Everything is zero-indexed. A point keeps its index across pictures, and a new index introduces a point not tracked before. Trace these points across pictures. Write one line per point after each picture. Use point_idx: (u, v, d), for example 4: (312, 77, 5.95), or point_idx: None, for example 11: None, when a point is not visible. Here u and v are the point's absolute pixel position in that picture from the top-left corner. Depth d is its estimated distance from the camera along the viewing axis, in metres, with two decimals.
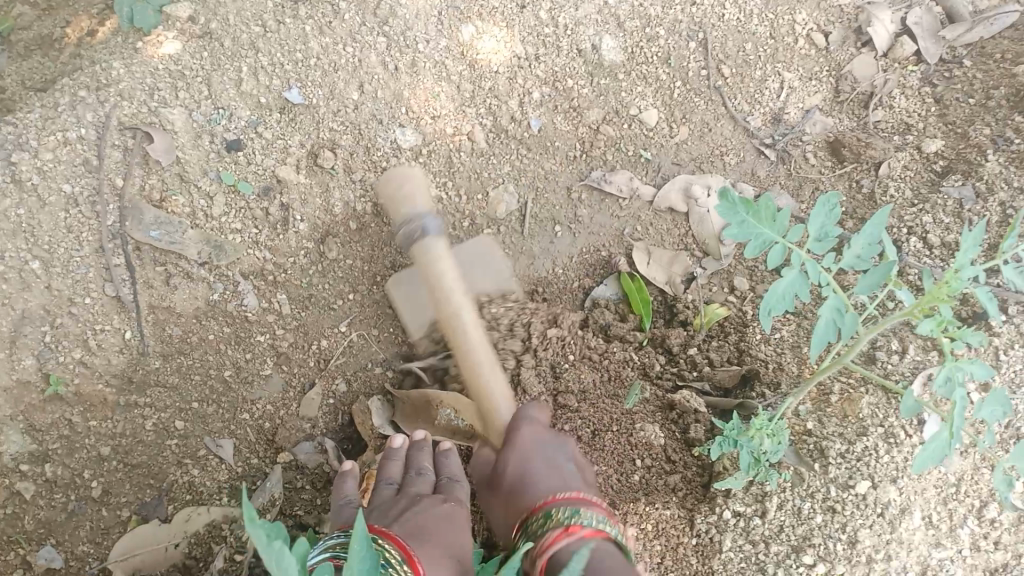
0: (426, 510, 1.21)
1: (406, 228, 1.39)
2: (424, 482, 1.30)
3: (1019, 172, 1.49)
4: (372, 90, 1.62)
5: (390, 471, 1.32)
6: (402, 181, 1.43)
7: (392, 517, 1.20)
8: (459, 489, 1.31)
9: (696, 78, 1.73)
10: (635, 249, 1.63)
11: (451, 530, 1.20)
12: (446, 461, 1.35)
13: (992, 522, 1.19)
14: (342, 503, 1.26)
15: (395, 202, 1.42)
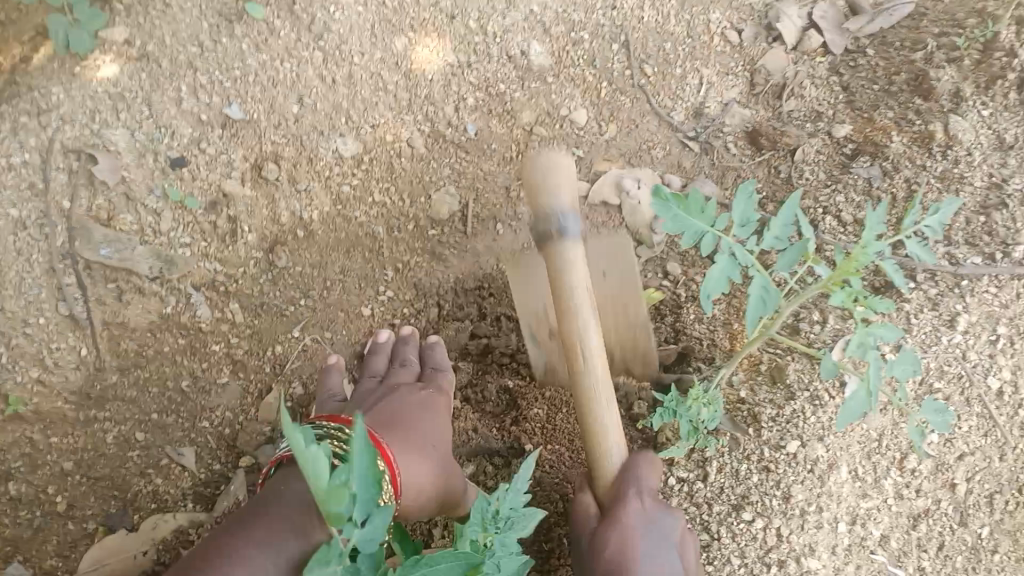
0: (402, 399, 1.45)
1: (542, 221, 1.22)
2: (407, 373, 1.53)
3: (921, 151, 1.63)
4: (312, 103, 1.67)
5: (376, 365, 1.56)
6: (556, 173, 1.22)
7: (371, 407, 1.44)
8: (442, 377, 1.54)
9: (622, 79, 1.83)
10: None
11: (423, 412, 1.42)
12: (432, 352, 1.58)
13: (913, 471, 1.29)
14: (328, 398, 1.51)
15: (535, 188, 1.22)
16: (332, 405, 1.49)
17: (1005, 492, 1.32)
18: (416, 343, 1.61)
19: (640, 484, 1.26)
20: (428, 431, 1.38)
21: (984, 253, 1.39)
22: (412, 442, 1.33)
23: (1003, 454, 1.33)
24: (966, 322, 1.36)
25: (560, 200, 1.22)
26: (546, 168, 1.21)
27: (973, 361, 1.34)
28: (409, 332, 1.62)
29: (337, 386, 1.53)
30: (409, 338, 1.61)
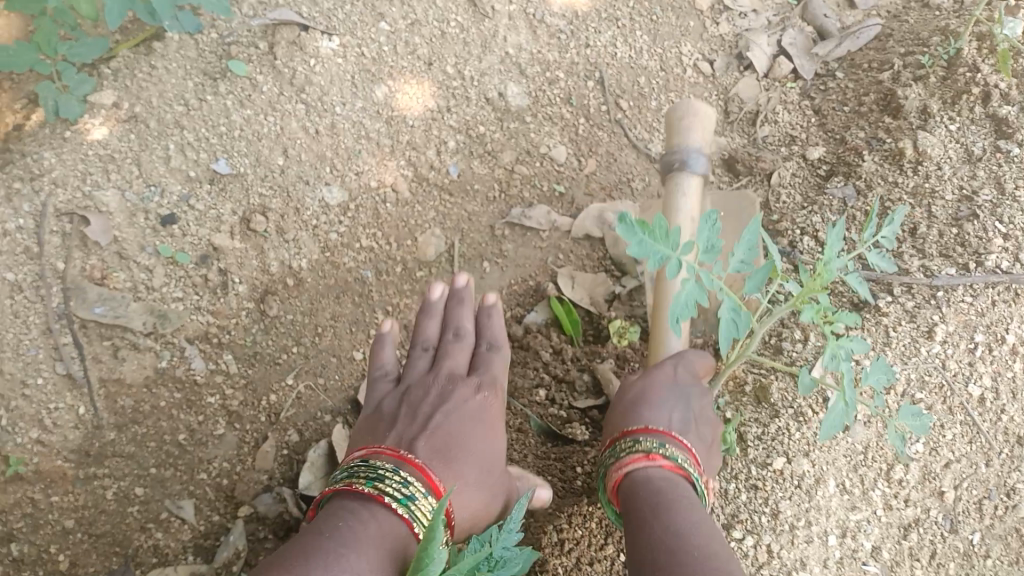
0: (460, 401, 1.40)
1: (671, 156, 1.42)
2: (460, 348, 1.50)
3: (893, 168, 1.64)
4: (296, 154, 1.72)
5: (428, 335, 1.53)
6: (695, 110, 1.41)
7: (427, 407, 1.39)
8: (497, 357, 1.50)
9: (598, 113, 1.89)
10: (560, 276, 1.74)
11: (481, 417, 1.39)
12: (489, 323, 1.54)
13: (900, 482, 1.31)
14: (379, 376, 1.48)
15: (673, 129, 1.42)
16: (385, 387, 1.46)
17: (994, 498, 1.33)
18: (470, 304, 1.56)
19: (678, 361, 1.35)
20: (488, 436, 1.37)
21: (957, 264, 1.44)
22: (473, 457, 1.32)
23: (987, 460, 1.34)
24: (943, 332, 1.39)
25: (691, 139, 1.41)
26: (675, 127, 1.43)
27: (954, 371, 1.37)
28: (463, 286, 1.56)
29: (390, 358, 1.50)
30: (463, 289, 1.56)
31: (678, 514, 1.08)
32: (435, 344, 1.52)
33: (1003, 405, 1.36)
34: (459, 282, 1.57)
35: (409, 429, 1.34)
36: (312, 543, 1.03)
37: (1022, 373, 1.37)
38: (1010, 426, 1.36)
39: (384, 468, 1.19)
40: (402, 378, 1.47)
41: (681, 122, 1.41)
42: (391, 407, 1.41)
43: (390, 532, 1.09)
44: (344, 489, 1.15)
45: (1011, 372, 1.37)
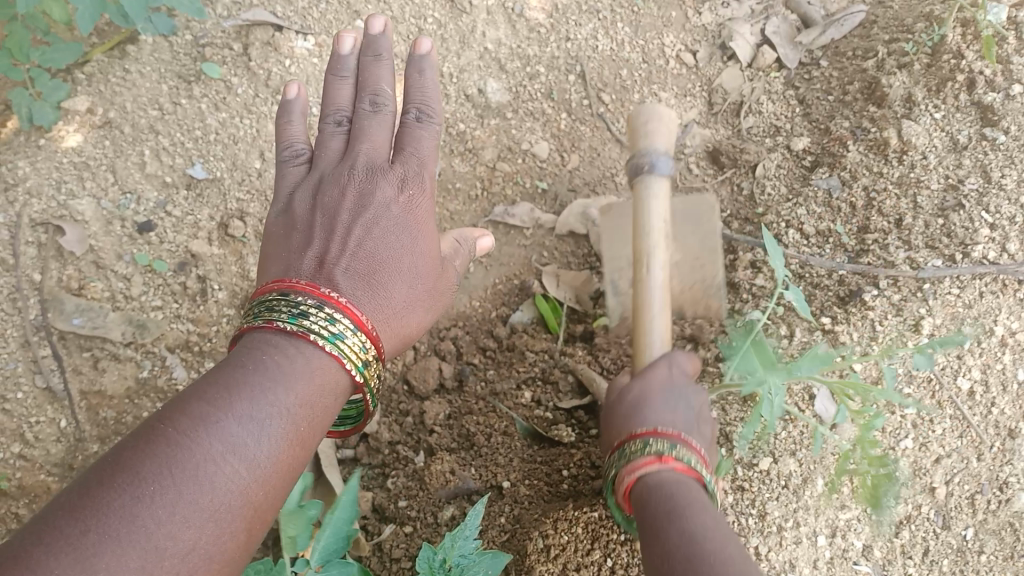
0: (382, 198, 1.24)
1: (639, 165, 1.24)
2: (380, 123, 1.32)
3: (878, 158, 1.62)
4: (273, 157, 1.69)
5: (342, 104, 1.35)
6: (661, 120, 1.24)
7: (345, 204, 1.23)
8: (425, 133, 1.33)
9: (579, 108, 1.86)
10: (545, 274, 1.72)
11: (406, 215, 1.24)
12: (416, 82, 1.35)
13: (890, 479, 1.29)
14: (292, 161, 1.32)
15: (636, 133, 1.25)
16: (298, 173, 1.32)
17: (986, 492, 1.32)
18: (389, 61, 1.37)
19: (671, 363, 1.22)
20: (416, 240, 1.22)
21: (945, 255, 1.42)
22: (400, 272, 1.19)
23: (979, 454, 1.33)
24: (931, 325, 1.36)
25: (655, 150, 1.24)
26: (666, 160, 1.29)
27: (942, 365, 1.34)
28: (379, 35, 1.36)
29: (300, 136, 1.35)
30: (379, 40, 1.37)
31: (697, 518, 0.98)
32: (350, 116, 1.35)
33: (993, 396, 1.34)
34: (376, 27, 1.36)
35: (328, 242, 1.17)
36: (230, 378, 0.92)
37: (1012, 365, 1.35)
38: (1001, 419, 1.34)
39: (306, 304, 1.01)
40: (315, 160, 1.32)
41: (642, 124, 1.24)
42: (305, 206, 1.25)
43: (320, 371, 0.97)
44: (263, 326, 0.99)
45: (1001, 364, 1.35)
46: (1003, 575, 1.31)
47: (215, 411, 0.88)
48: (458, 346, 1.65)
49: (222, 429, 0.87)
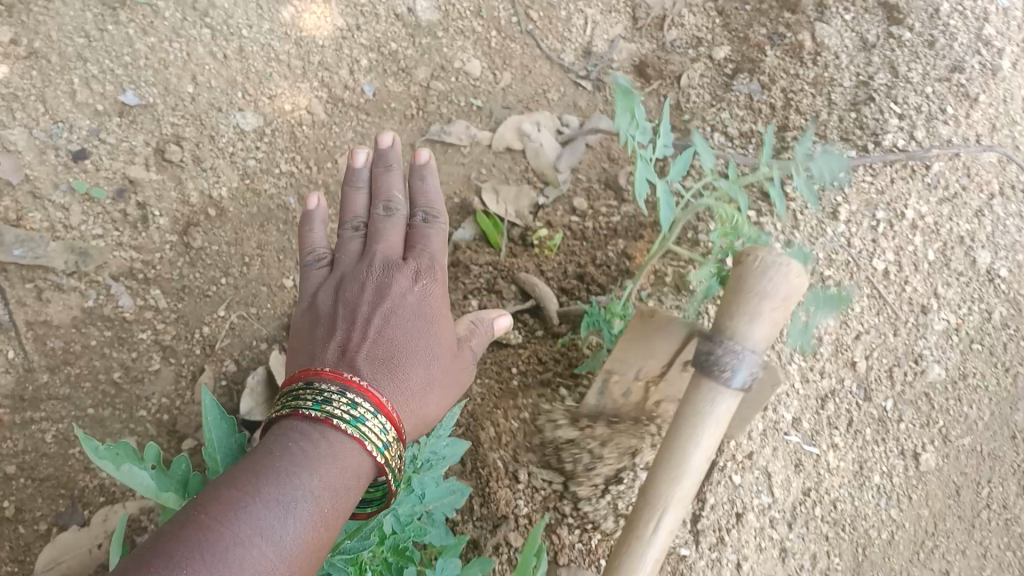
0: (401, 290, 1.17)
1: (724, 347, 0.95)
2: (394, 223, 1.29)
3: (795, 61, 1.72)
4: (206, 81, 1.68)
5: (356, 210, 1.32)
6: (781, 295, 0.93)
7: (363, 298, 1.16)
8: (435, 231, 1.30)
9: (509, 25, 1.91)
10: (483, 190, 1.75)
11: (425, 310, 1.17)
12: (425, 183, 1.33)
13: (815, 355, 1.39)
14: (311, 263, 1.28)
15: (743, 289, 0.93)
16: (320, 275, 1.26)
17: (903, 365, 1.42)
18: (399, 168, 1.35)
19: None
20: (435, 329, 1.16)
21: (857, 146, 1.53)
22: (418, 355, 1.11)
23: (895, 329, 1.43)
24: (847, 213, 1.47)
25: (756, 332, 0.95)
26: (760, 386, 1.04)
27: (858, 248, 1.45)
28: (390, 145, 1.34)
29: (320, 241, 1.31)
30: (390, 152, 1.35)
31: None
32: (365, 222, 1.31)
33: (907, 276, 1.45)
34: (385, 139, 1.34)
35: (348, 335, 1.10)
36: (259, 464, 0.87)
37: (922, 246, 1.47)
38: (914, 296, 1.45)
39: (329, 390, 0.95)
40: (335, 264, 1.26)
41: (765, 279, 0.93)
42: (326, 302, 1.18)
43: (345, 457, 0.90)
44: (288, 415, 0.93)
45: (912, 246, 1.47)
46: (920, 441, 1.40)
47: (245, 496, 0.83)
48: None
49: (253, 516, 0.82)
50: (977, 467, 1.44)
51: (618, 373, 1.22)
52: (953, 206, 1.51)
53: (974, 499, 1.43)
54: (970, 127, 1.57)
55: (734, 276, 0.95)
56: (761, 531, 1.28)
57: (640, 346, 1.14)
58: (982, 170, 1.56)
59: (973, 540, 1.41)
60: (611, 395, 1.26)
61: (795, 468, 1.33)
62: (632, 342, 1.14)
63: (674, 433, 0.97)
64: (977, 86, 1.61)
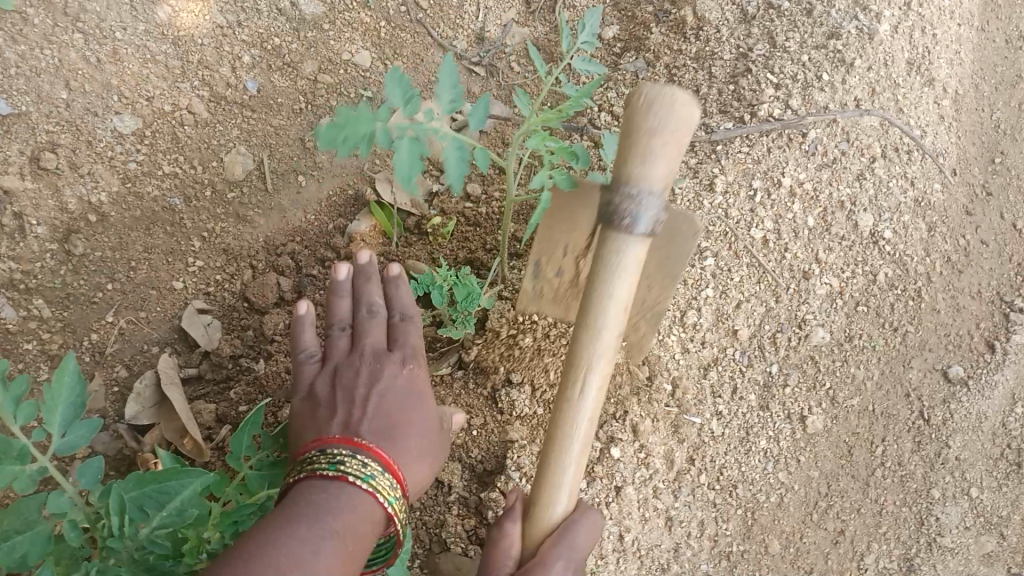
0: (394, 379, 1.23)
1: (622, 193, 1.01)
2: (376, 325, 1.31)
3: (678, 37, 1.75)
4: (80, 86, 1.61)
5: (340, 312, 1.33)
6: (676, 122, 0.97)
7: (358, 390, 1.20)
8: (414, 327, 1.33)
9: (398, 15, 1.88)
10: (378, 181, 1.73)
11: (417, 395, 1.23)
12: (399, 290, 1.35)
13: (693, 325, 1.42)
14: (304, 359, 1.30)
15: (637, 143, 0.99)
16: (313, 370, 1.29)
17: (786, 331, 1.45)
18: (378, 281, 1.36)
19: (572, 549, 1.07)
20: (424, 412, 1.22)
21: (734, 117, 1.57)
22: (412, 430, 1.17)
23: (777, 296, 1.46)
24: (723, 183, 1.51)
25: (654, 172, 1.00)
26: (670, 229, 1.13)
27: (737, 218, 1.49)
28: (367, 261, 1.36)
29: (307, 342, 1.31)
30: (368, 267, 1.36)
31: None
32: (350, 324, 1.33)
33: (786, 243, 1.48)
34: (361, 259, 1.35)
35: (349, 414, 1.16)
36: (287, 511, 0.94)
37: (802, 213, 1.50)
38: (795, 262, 1.47)
39: (341, 453, 1.03)
40: (323, 361, 1.29)
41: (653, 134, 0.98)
42: (323, 395, 1.23)
43: (361, 504, 0.98)
44: (307, 476, 1.00)
45: (791, 214, 1.49)
46: (808, 404, 1.43)
47: (275, 532, 0.91)
48: (299, 247, 1.69)
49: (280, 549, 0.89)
50: (870, 427, 1.45)
51: (548, 259, 1.28)
52: (833, 171, 1.52)
53: (869, 458, 1.44)
54: (847, 92, 1.57)
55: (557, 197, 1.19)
56: (644, 501, 1.33)
57: (567, 221, 1.21)
58: (863, 134, 1.55)
59: (868, 499, 1.43)
60: (546, 277, 1.32)
61: (678, 439, 1.38)
62: (556, 215, 1.21)
63: (590, 296, 1.06)
64: (854, 51, 1.59)
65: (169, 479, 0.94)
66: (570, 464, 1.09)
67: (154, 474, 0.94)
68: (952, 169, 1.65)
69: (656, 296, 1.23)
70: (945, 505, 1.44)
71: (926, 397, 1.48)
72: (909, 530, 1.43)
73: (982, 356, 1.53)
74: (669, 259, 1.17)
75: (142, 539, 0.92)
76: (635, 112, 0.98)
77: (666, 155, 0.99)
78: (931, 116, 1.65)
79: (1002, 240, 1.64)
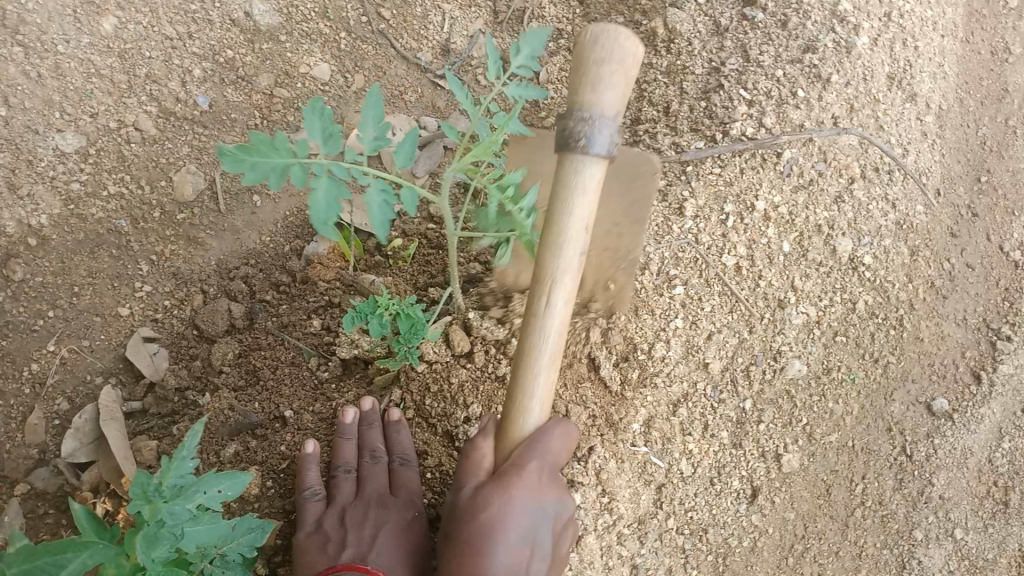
0: (399, 520, 1.31)
1: (574, 117, 0.97)
2: (379, 472, 1.38)
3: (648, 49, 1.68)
4: (19, 102, 1.52)
5: (346, 456, 1.40)
6: (621, 53, 0.95)
7: (367, 532, 1.31)
8: (413, 470, 1.38)
9: (358, 26, 1.79)
10: (337, 201, 1.64)
11: (420, 535, 1.31)
12: (399, 437, 1.40)
13: (664, 357, 1.34)
14: (308, 497, 1.36)
15: (580, 72, 0.96)
16: (317, 509, 1.35)
17: (760, 363, 1.37)
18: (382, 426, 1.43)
19: (545, 460, 1.08)
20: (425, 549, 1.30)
21: (706, 136, 1.50)
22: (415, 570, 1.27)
23: (751, 327, 1.38)
24: (693, 208, 1.43)
25: (606, 100, 0.96)
26: (631, 172, 1.35)
27: (707, 244, 1.41)
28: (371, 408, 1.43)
29: (313, 480, 1.37)
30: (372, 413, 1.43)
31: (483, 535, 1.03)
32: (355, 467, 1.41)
33: (760, 270, 1.40)
34: (366, 405, 1.44)
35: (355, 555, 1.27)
36: None
37: (777, 239, 1.42)
38: (769, 292, 1.40)
39: None
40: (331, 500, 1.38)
41: (597, 61, 0.95)
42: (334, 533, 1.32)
43: None
44: None
45: (766, 240, 1.41)
46: (783, 441, 1.35)
47: None
48: (252, 269, 1.61)
49: None
50: (849, 464, 1.38)
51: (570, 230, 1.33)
52: (809, 194, 1.45)
53: (847, 498, 1.37)
54: (824, 109, 1.50)
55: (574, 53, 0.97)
56: (608, 549, 1.28)
57: None
58: (841, 153, 1.49)
59: (847, 540, 1.36)
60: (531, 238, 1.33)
61: (644, 481, 1.31)
62: None
63: (553, 208, 1.01)
64: (831, 65, 1.53)
65: (63, 550, 0.86)
66: (541, 378, 1.07)
67: (48, 544, 0.85)
68: (936, 190, 1.58)
69: (628, 244, 1.35)
70: (928, 548, 1.37)
71: (908, 431, 1.41)
72: (889, 573, 1.36)
73: (966, 387, 1.46)
74: (630, 208, 1.35)
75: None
76: (579, 44, 0.96)
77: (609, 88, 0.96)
78: (913, 134, 1.58)
79: (988, 264, 1.56)
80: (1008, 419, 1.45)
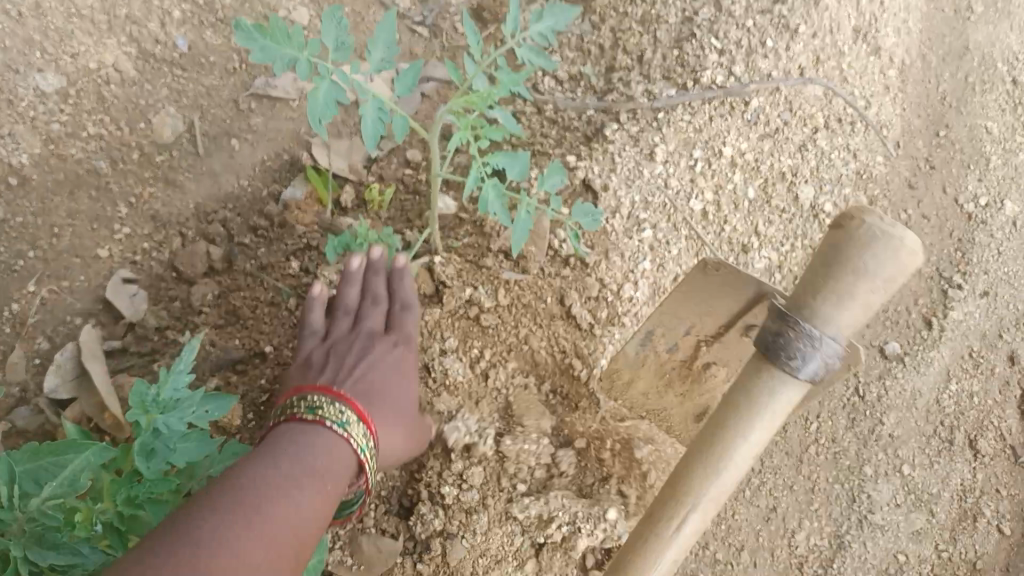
0: (386, 355, 1.36)
1: (800, 332, 0.89)
2: (377, 312, 1.42)
3: None
4: None
5: (348, 298, 1.44)
6: (892, 271, 0.85)
7: (352, 362, 1.35)
8: (411, 319, 1.41)
9: None
10: (314, 146, 1.67)
11: (404, 373, 1.35)
12: (401, 282, 1.42)
13: (631, 300, 1.42)
14: (307, 333, 1.41)
15: (823, 278, 0.88)
16: (313, 346, 1.40)
17: None
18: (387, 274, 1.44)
19: None
20: (407, 388, 1.34)
21: (677, 84, 1.59)
22: (391, 402, 1.30)
23: None
24: (664, 153, 1.52)
25: (843, 317, 0.88)
26: (839, 258, 0.86)
27: (676, 189, 1.50)
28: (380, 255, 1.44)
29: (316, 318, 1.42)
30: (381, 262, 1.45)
31: None
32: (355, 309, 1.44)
33: (725, 216, 1.50)
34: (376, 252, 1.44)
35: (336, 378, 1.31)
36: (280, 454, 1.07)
37: (743, 184, 1.53)
38: (733, 236, 1.50)
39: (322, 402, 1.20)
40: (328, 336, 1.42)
41: (866, 261, 0.85)
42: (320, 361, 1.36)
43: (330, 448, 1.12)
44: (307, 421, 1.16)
45: (733, 185, 1.52)
46: None
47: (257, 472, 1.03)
48: (231, 213, 1.63)
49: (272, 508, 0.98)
50: (804, 403, 1.46)
51: (664, 331, 1.18)
52: (774, 141, 1.55)
53: (801, 434, 1.46)
54: (792, 60, 1.59)
55: (826, 245, 0.88)
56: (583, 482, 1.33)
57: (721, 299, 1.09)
58: (806, 104, 1.59)
59: (799, 474, 1.43)
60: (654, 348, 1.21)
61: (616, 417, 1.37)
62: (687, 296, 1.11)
63: None
64: (799, 16, 1.59)
65: (61, 452, 0.92)
66: None
67: (51, 446, 0.92)
68: (896, 142, 1.67)
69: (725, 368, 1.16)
70: (877, 483, 1.43)
71: (861, 372, 1.50)
72: (840, 506, 1.42)
73: (918, 332, 1.54)
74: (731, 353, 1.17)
75: (33, 512, 0.88)
76: (844, 236, 0.86)
77: (849, 295, 0.87)
78: (876, 87, 1.67)
79: (944, 215, 1.64)
80: (956, 362, 1.53)
